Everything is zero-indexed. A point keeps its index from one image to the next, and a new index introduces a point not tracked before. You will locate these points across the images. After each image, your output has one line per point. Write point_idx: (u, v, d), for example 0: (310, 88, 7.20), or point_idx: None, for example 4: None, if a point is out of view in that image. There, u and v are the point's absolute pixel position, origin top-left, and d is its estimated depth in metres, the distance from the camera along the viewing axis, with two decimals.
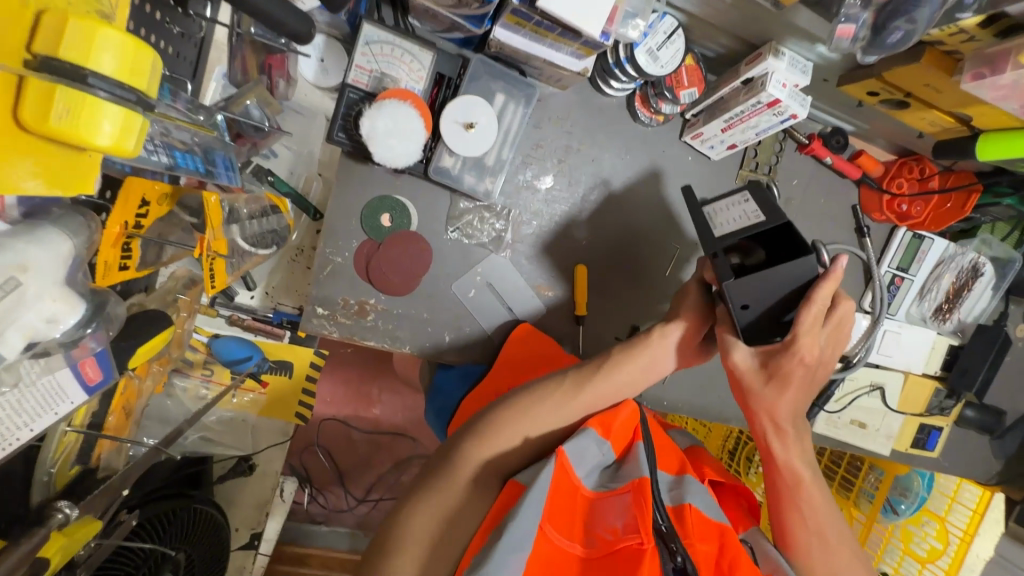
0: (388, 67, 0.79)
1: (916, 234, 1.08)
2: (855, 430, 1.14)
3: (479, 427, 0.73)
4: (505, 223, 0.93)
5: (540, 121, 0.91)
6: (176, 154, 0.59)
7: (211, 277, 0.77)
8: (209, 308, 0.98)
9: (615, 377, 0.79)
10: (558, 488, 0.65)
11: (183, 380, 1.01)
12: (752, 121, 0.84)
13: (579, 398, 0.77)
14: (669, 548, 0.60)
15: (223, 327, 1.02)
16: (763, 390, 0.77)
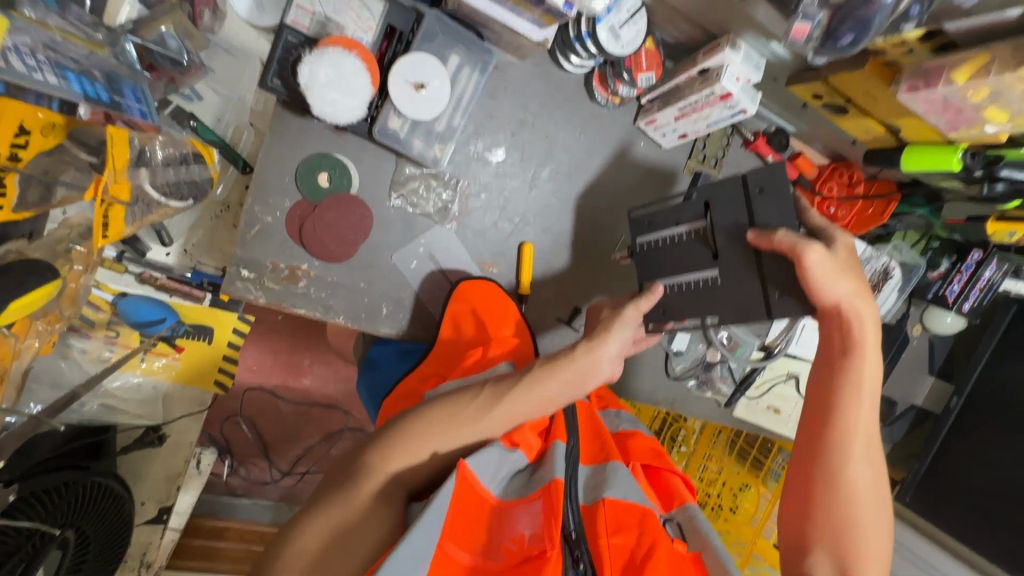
0: (333, 12, 0.72)
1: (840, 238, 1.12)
2: (770, 416, 1.24)
3: (385, 436, 0.67)
4: (452, 194, 0.89)
5: (495, 90, 0.87)
6: (68, 75, 0.52)
7: (102, 227, 0.67)
8: (115, 262, 0.90)
9: (536, 392, 0.71)
10: (461, 504, 0.62)
11: (82, 342, 0.90)
12: (705, 111, 0.85)
13: (497, 412, 0.70)
14: (573, 555, 0.61)
15: (131, 285, 0.93)
16: (849, 287, 0.70)
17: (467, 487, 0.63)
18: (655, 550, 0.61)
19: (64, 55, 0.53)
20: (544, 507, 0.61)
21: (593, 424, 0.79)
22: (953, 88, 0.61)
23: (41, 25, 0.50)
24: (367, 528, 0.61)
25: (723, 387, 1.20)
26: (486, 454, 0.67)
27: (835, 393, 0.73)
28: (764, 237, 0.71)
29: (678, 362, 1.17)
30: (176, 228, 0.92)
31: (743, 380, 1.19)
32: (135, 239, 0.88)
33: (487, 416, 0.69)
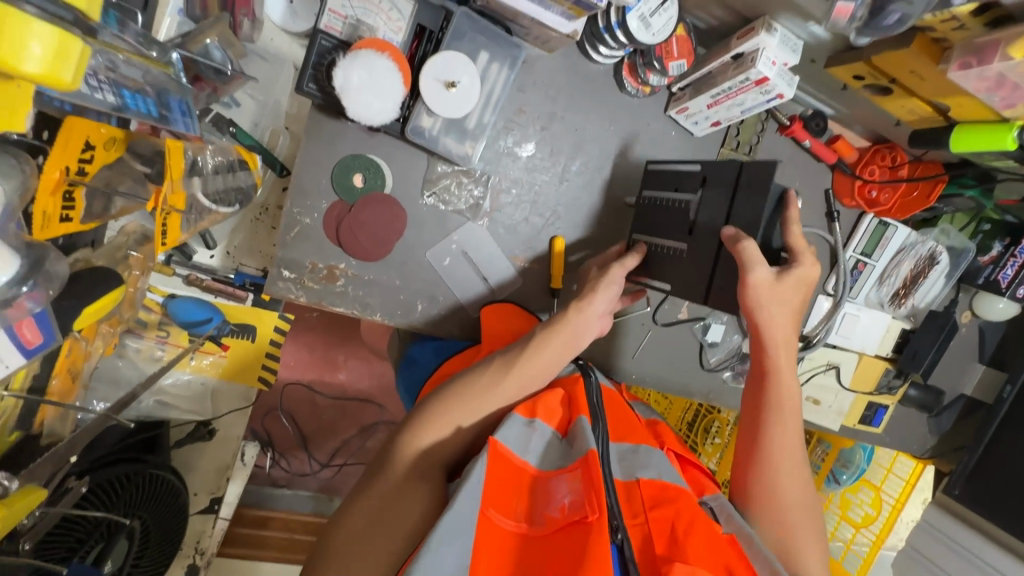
0: (364, 14, 0.73)
1: (881, 221, 1.13)
2: (807, 406, 1.20)
3: (414, 420, 0.70)
4: (483, 190, 0.90)
5: (523, 84, 0.87)
6: (124, 93, 0.54)
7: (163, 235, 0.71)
8: (163, 265, 0.94)
9: (539, 357, 0.75)
10: (496, 474, 0.62)
11: (137, 341, 0.96)
12: (742, 98, 0.83)
13: (507, 379, 0.73)
14: (611, 523, 0.60)
15: (179, 287, 0.97)
16: (771, 317, 0.74)
17: (500, 461, 0.63)
18: (695, 525, 0.60)
19: (127, 78, 0.56)
20: (583, 476, 0.61)
21: (623, 411, 0.80)
22: (1010, 64, 0.58)
23: (108, 47, 0.51)
24: (408, 507, 0.63)
25: None
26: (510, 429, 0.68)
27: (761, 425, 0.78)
28: (732, 240, 0.70)
29: (713, 353, 1.15)
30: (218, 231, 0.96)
31: None
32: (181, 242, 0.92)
33: (499, 385, 0.73)
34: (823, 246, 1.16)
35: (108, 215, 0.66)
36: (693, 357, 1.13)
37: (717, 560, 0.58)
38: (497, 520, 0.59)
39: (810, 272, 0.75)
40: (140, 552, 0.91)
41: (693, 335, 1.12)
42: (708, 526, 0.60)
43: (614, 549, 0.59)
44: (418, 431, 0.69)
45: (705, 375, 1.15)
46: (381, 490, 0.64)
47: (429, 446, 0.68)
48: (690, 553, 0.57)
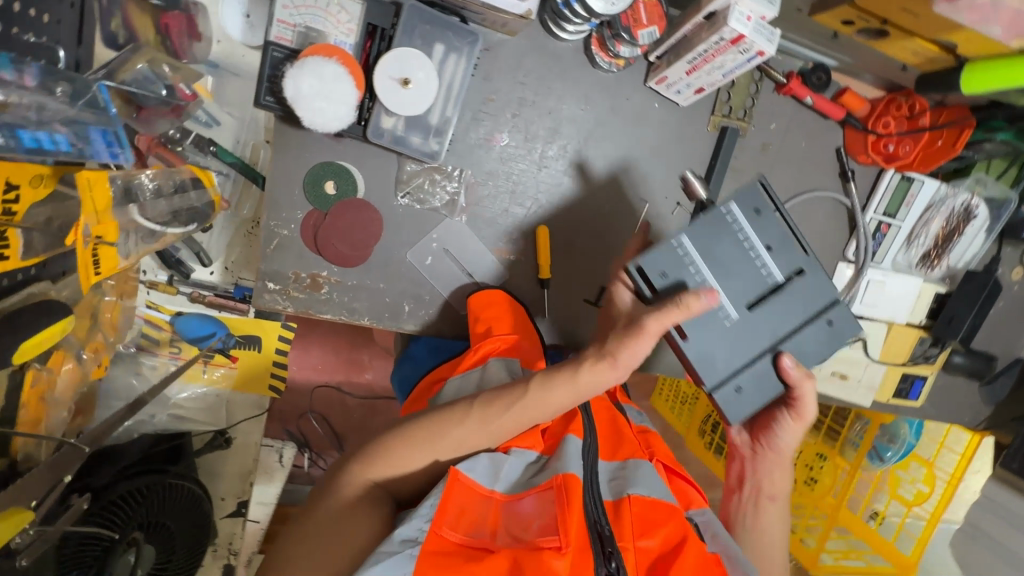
0: (312, 20, 0.72)
1: (905, 176, 1.03)
2: (834, 382, 1.14)
3: (385, 445, 0.65)
4: (458, 185, 0.88)
5: (489, 72, 0.84)
6: (18, 133, 0.55)
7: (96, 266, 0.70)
8: (167, 284, 0.99)
9: (549, 399, 0.67)
10: (462, 503, 0.60)
11: (151, 358, 1.04)
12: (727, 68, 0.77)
13: (490, 426, 0.66)
14: (605, 552, 0.59)
15: (185, 305, 1.02)
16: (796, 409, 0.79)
17: (462, 490, 0.61)
18: (684, 550, 0.61)
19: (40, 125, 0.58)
20: (554, 503, 0.61)
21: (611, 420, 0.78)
22: None
23: None
24: (355, 536, 0.60)
25: None
26: (476, 460, 0.65)
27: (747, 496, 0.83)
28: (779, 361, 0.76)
29: None
30: (214, 247, 1.00)
31: None
32: (179, 262, 0.97)
33: (493, 422, 0.66)
34: (839, 211, 1.07)
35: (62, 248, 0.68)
36: None
37: None
38: (461, 549, 0.57)
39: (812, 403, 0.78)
40: (165, 557, 0.97)
41: None
42: (696, 551, 0.61)
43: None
44: (379, 462, 0.64)
45: None
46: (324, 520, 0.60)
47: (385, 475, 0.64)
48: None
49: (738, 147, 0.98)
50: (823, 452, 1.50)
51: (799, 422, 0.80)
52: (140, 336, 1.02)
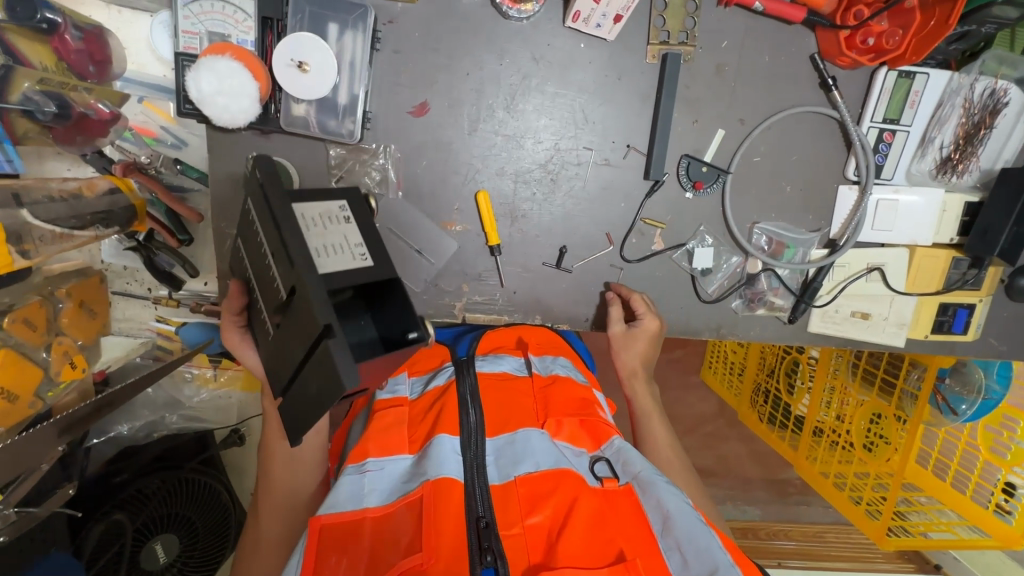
0: (215, 26, 0.77)
1: (901, 72, 0.88)
2: (855, 323, 1.00)
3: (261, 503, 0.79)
4: (386, 161, 0.88)
5: (398, 45, 0.84)
6: None
7: None
8: (168, 299, 1.05)
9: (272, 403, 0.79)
10: (326, 552, 0.57)
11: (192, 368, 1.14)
12: (327, 228, 0.67)
13: (266, 500, 0.78)
14: (480, 545, 0.58)
15: (189, 315, 1.08)
16: (634, 355, 0.94)
17: (331, 536, 0.59)
18: (573, 516, 0.60)
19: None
20: (414, 517, 0.60)
21: (518, 400, 0.77)
22: None
23: None
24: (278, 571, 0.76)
25: (778, 300, 1.00)
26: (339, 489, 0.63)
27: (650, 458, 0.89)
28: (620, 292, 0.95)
29: (710, 282, 0.99)
30: (202, 260, 1.04)
31: (805, 287, 0.99)
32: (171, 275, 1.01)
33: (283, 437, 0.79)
34: (828, 125, 0.94)
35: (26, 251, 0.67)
36: (687, 290, 0.99)
37: (593, 551, 0.57)
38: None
39: (649, 324, 0.93)
40: (191, 544, 1.01)
41: (679, 266, 0.98)
42: (585, 513, 0.60)
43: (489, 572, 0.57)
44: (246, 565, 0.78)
45: (709, 309, 1.01)
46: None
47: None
48: (565, 556, 0.56)
49: (687, 75, 0.89)
50: (877, 410, 1.33)
51: (640, 337, 0.92)
52: (157, 348, 1.09)
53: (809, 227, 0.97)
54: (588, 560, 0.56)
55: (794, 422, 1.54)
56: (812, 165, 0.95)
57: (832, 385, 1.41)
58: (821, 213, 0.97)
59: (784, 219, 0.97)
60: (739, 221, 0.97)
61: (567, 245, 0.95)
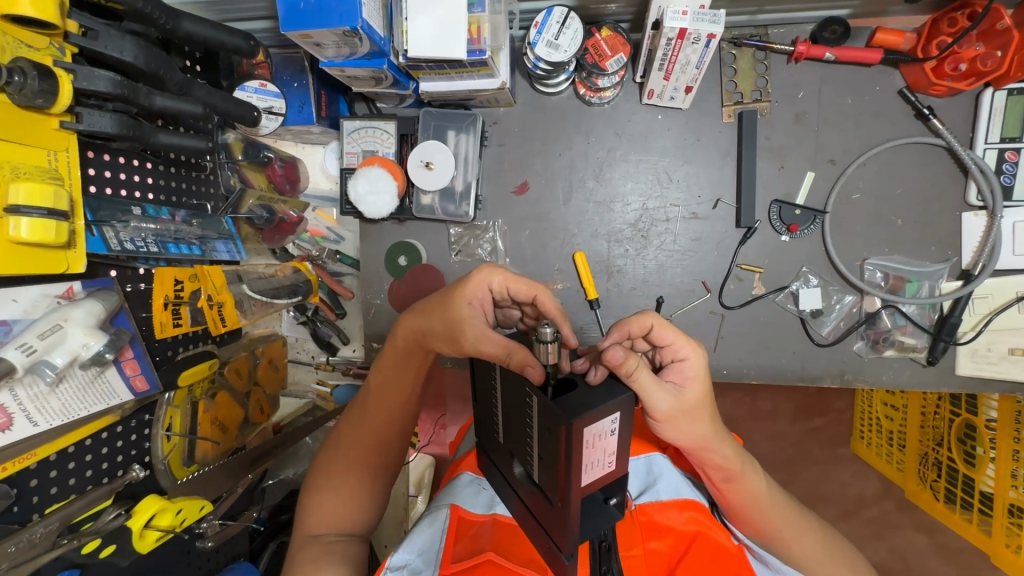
0: (370, 145, 1.00)
1: (1012, 90, 0.84)
2: (1019, 362, 0.88)
3: (325, 472, 0.78)
4: (494, 234, 1.04)
5: (501, 139, 1.02)
6: (166, 245, 0.69)
7: (219, 323, 0.79)
8: (326, 363, 1.25)
9: (394, 382, 0.79)
10: (463, 539, 0.65)
11: None
12: (593, 447, 0.49)
13: (347, 458, 0.78)
14: (601, 568, 0.61)
15: (340, 378, 1.26)
16: (670, 400, 0.61)
17: (464, 525, 0.66)
18: (697, 540, 0.67)
19: (166, 227, 0.70)
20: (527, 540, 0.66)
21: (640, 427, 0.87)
22: None
23: (148, 216, 0.67)
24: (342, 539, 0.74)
25: (908, 339, 0.92)
26: (469, 491, 0.71)
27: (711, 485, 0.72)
28: (641, 328, 0.60)
29: (823, 324, 0.96)
30: (351, 330, 1.24)
31: (940, 325, 0.90)
32: (329, 343, 1.22)
33: (384, 408, 0.79)
34: (934, 154, 0.91)
35: (245, 320, 0.86)
36: (798, 334, 0.96)
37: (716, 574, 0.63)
38: (463, 567, 0.60)
39: (699, 363, 0.63)
40: None
41: (784, 309, 0.96)
42: (706, 545, 0.66)
43: None
44: (310, 516, 0.76)
45: (826, 353, 0.96)
46: (311, 552, 0.71)
47: (336, 514, 0.76)
48: None
49: (765, 127, 0.95)
50: None
51: (678, 373, 0.64)
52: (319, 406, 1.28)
53: (934, 258, 0.91)
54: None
55: (981, 501, 1.20)
56: (923, 196, 0.91)
57: (1020, 451, 1.09)
58: (945, 242, 0.91)
59: (899, 253, 0.93)
60: (846, 260, 0.94)
61: (664, 296, 0.99)
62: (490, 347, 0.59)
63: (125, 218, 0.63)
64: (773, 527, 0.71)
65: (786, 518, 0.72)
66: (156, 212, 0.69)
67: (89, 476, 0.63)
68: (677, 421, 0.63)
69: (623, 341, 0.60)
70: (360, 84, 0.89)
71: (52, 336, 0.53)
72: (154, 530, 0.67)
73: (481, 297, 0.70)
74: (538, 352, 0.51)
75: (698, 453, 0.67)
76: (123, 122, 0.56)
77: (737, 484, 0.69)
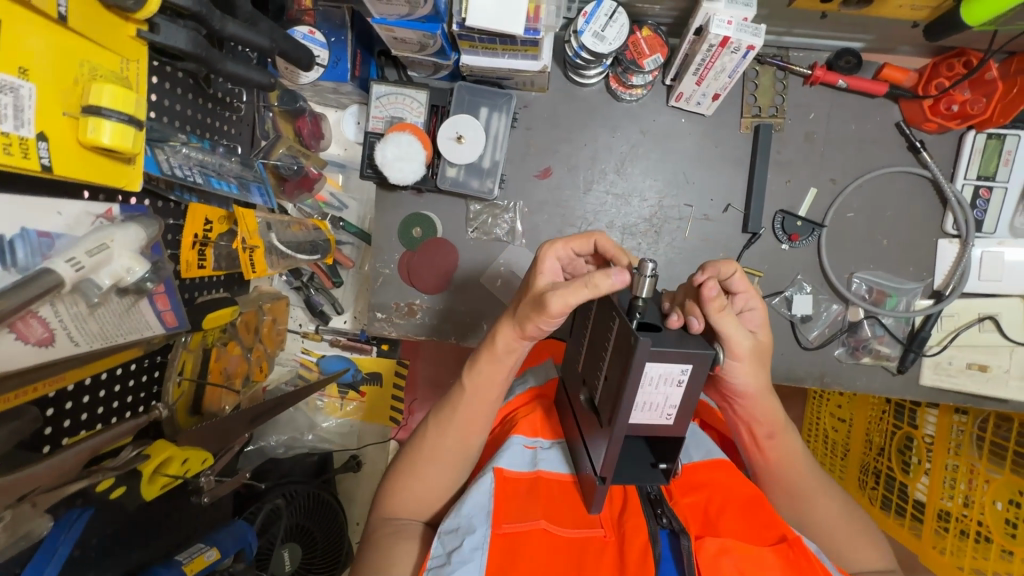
0: (398, 112, 0.99)
1: (991, 134, 0.95)
2: (975, 375, 0.99)
3: (401, 463, 0.76)
4: (513, 215, 1.05)
5: (529, 123, 1.04)
6: (211, 178, 0.66)
7: (250, 268, 0.76)
8: (314, 333, 1.21)
9: (483, 380, 0.71)
10: (513, 498, 0.63)
11: (323, 398, 1.26)
12: (655, 387, 0.53)
13: (427, 453, 0.74)
14: (655, 511, 0.61)
15: (327, 348, 1.23)
16: (749, 339, 0.64)
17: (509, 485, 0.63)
18: (728, 505, 0.63)
19: (209, 160, 0.68)
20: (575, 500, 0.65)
21: None
22: None
23: (194, 144, 0.64)
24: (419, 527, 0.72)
25: (884, 348, 1.02)
26: (510, 448, 0.68)
27: (755, 451, 0.76)
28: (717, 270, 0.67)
29: (811, 329, 1.04)
30: (347, 300, 1.21)
31: (912, 337, 1.01)
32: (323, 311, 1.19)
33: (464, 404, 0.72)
34: (920, 184, 1.00)
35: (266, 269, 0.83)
36: (788, 336, 1.04)
37: (753, 534, 0.60)
38: (518, 533, 0.59)
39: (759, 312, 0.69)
40: (310, 552, 1.05)
41: (778, 312, 1.03)
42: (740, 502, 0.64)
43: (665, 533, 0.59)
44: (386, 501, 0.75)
45: (811, 356, 1.04)
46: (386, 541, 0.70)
47: (420, 498, 0.74)
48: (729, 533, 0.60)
49: (778, 141, 1.02)
50: None
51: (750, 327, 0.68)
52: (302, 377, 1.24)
53: (912, 277, 1.01)
54: (752, 538, 0.59)
55: (915, 506, 1.30)
56: (907, 221, 1.01)
57: (955, 463, 1.21)
58: (922, 265, 1.01)
59: (883, 269, 1.02)
60: (836, 272, 1.03)
61: (669, 290, 1.04)
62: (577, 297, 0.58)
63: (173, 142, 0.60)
64: (812, 502, 0.75)
65: (826, 498, 0.76)
66: (199, 143, 0.66)
67: (100, 414, 0.61)
68: (748, 362, 0.66)
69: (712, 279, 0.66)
70: (402, 47, 0.88)
71: (99, 255, 0.51)
72: (163, 476, 0.65)
73: (551, 266, 0.70)
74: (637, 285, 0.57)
75: (750, 407, 0.72)
76: (197, 41, 0.54)
77: (780, 440, 0.74)
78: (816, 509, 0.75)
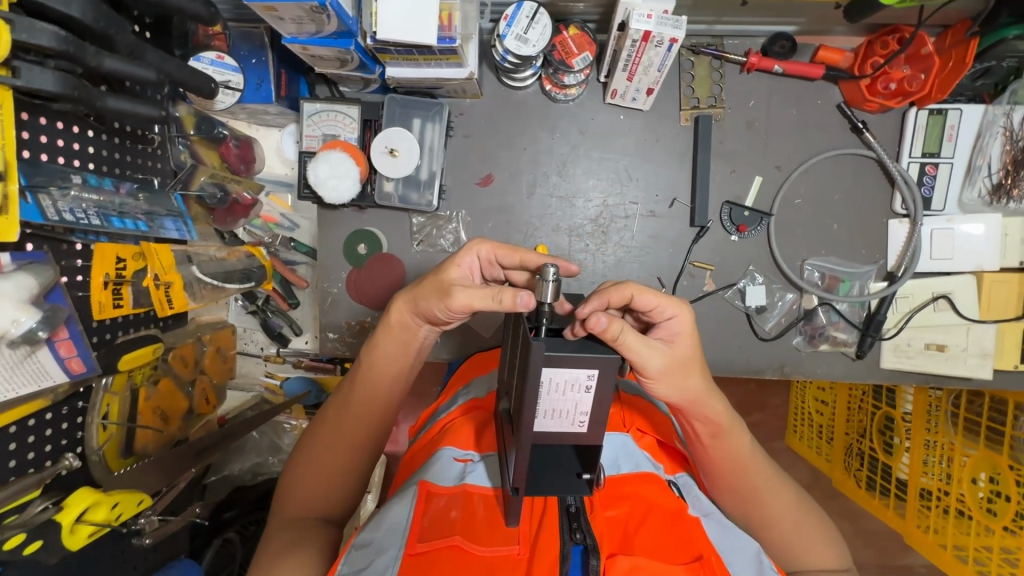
0: (331, 129, 0.97)
1: (932, 110, 0.93)
2: (933, 355, 0.97)
3: (303, 459, 0.75)
4: (457, 225, 1.04)
5: (466, 131, 1.02)
6: (111, 219, 0.65)
7: (165, 304, 0.75)
8: (275, 356, 1.19)
9: (381, 366, 0.74)
10: (430, 515, 0.62)
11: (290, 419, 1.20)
12: (562, 394, 0.50)
13: (326, 442, 0.74)
14: (570, 525, 0.60)
15: (291, 370, 1.22)
16: (660, 358, 0.61)
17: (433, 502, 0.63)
18: (650, 515, 0.62)
19: (110, 199, 0.66)
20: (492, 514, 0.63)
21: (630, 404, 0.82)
22: None
23: (90, 185, 0.63)
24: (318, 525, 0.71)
25: (841, 334, 1.00)
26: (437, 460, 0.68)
27: (704, 454, 0.73)
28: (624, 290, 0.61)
29: (766, 320, 1.02)
30: (304, 321, 1.20)
31: (868, 321, 0.99)
32: (280, 333, 1.17)
33: (365, 392, 0.74)
34: (866, 165, 0.99)
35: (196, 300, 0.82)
36: (744, 328, 1.02)
37: (671, 551, 0.58)
38: (429, 552, 0.57)
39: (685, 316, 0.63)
40: None
41: (732, 305, 1.02)
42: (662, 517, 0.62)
43: (579, 550, 0.58)
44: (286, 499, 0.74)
45: (768, 347, 1.02)
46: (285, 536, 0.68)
47: (320, 493, 0.73)
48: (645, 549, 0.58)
49: (719, 132, 1.00)
50: None
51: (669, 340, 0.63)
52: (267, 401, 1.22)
53: (864, 260, 0.99)
54: (666, 555, 0.58)
55: (897, 486, 1.27)
56: (856, 203, 0.99)
57: (933, 440, 1.20)
58: (874, 246, 1.00)
59: (834, 254, 1.00)
60: (787, 260, 1.01)
61: None
62: (481, 301, 0.59)
63: (62, 187, 0.59)
64: (765, 501, 0.72)
65: (778, 494, 0.72)
66: (98, 182, 0.65)
67: (13, 466, 0.60)
68: (668, 378, 0.63)
69: (602, 306, 0.59)
70: (323, 64, 0.86)
71: None
72: (87, 525, 0.62)
73: (468, 264, 0.68)
74: (540, 291, 0.53)
75: (692, 414, 0.68)
76: (66, 81, 0.52)
77: (724, 441, 0.70)
78: (768, 506, 0.72)
